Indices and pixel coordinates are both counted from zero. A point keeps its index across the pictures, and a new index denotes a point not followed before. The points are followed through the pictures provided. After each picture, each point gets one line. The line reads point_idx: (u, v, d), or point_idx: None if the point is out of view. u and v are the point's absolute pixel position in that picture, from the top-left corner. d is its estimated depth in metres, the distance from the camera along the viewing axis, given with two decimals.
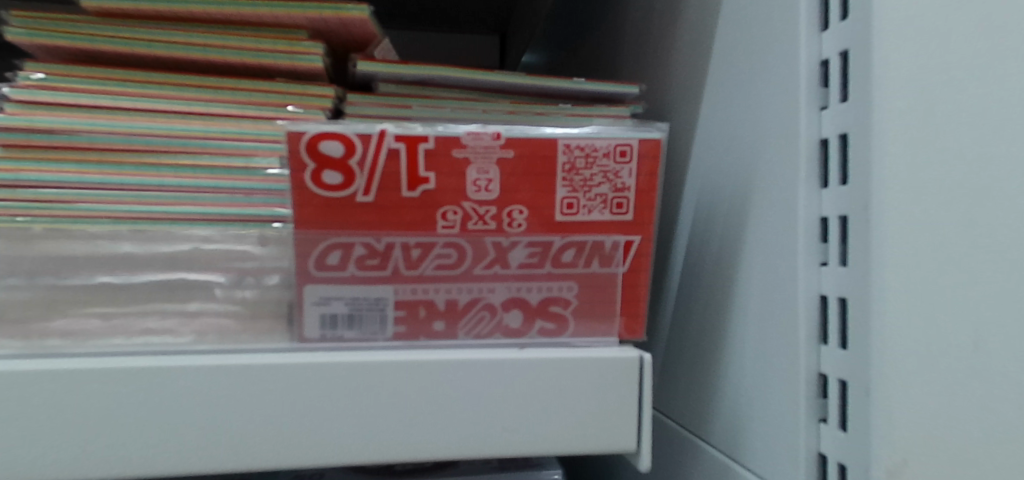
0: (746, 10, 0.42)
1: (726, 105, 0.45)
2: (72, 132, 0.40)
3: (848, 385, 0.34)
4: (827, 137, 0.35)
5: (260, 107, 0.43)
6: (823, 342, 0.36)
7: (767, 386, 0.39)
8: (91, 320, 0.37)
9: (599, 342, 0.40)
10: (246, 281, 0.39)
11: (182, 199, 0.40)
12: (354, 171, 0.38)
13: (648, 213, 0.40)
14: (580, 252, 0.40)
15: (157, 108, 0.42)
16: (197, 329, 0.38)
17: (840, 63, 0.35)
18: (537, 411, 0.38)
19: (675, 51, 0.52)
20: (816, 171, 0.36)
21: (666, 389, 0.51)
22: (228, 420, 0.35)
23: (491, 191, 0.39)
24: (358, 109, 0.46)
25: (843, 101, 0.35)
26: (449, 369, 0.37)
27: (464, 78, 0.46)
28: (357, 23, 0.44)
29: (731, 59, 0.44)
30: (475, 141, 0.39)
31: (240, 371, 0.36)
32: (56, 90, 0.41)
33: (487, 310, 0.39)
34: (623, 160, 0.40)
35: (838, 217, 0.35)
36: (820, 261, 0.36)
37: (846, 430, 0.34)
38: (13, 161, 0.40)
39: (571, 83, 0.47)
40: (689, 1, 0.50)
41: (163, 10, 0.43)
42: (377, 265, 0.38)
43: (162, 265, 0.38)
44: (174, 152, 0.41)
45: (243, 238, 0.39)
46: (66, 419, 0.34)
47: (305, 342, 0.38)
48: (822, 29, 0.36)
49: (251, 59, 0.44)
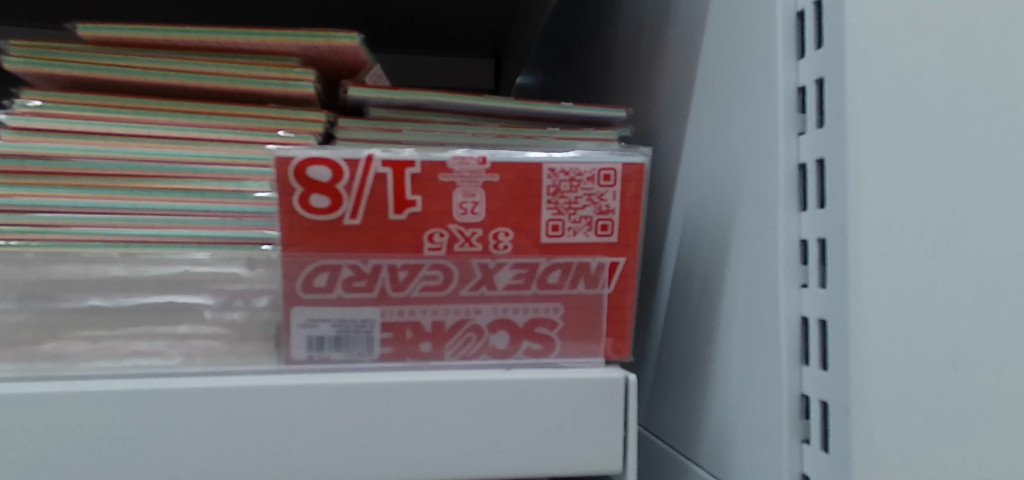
0: (728, 38, 0.43)
1: (710, 129, 0.45)
2: (67, 157, 0.41)
3: (830, 406, 0.34)
4: (804, 161, 0.36)
5: (252, 132, 0.44)
6: (805, 363, 0.36)
7: (751, 406, 0.39)
8: (81, 343, 0.38)
9: (586, 362, 0.41)
10: (235, 303, 0.40)
11: (173, 223, 0.41)
12: (342, 194, 0.39)
13: (633, 235, 0.41)
14: (565, 274, 0.40)
15: (150, 133, 0.43)
16: (186, 351, 0.39)
17: (817, 91, 0.35)
18: (523, 432, 0.38)
19: (662, 76, 0.53)
20: (794, 195, 0.36)
21: (655, 409, 0.51)
22: (213, 441, 0.36)
23: (477, 214, 0.40)
24: (350, 133, 0.46)
25: (819, 126, 0.35)
26: (433, 389, 0.37)
27: (453, 103, 0.47)
28: (349, 51, 0.45)
29: (714, 85, 0.45)
30: (461, 165, 0.39)
31: (227, 393, 0.36)
32: (51, 116, 0.42)
33: (473, 331, 0.40)
34: (607, 184, 0.40)
35: (817, 240, 0.35)
36: (800, 283, 0.36)
37: (829, 452, 0.34)
38: (9, 186, 0.41)
39: (559, 107, 0.48)
40: (674, 29, 0.51)
41: (159, 39, 0.44)
42: (364, 287, 0.39)
43: (152, 288, 0.39)
44: (166, 177, 0.42)
45: (231, 261, 0.40)
46: (55, 441, 0.35)
47: (292, 364, 0.39)
48: (799, 57, 0.37)
49: (244, 86, 0.45)
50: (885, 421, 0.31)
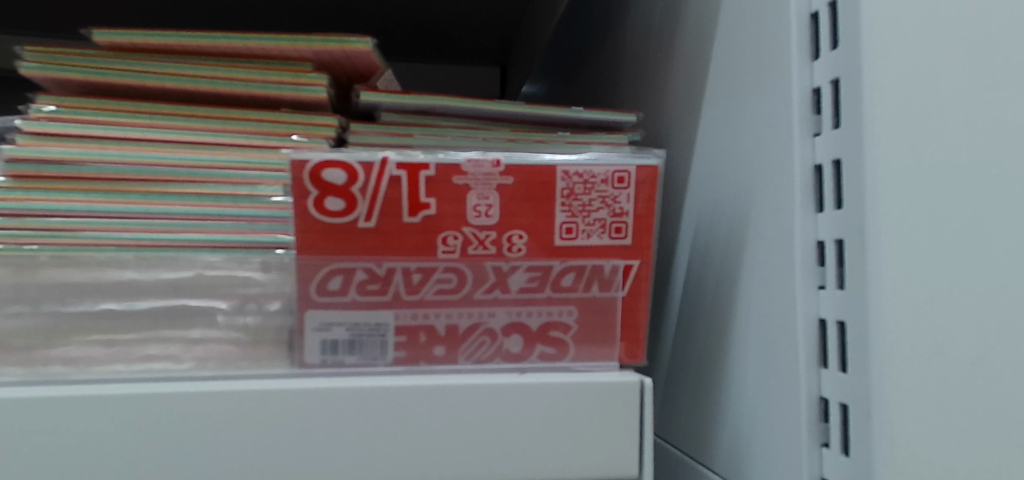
0: (740, 41, 0.43)
1: (723, 132, 0.45)
2: (82, 162, 0.41)
3: (849, 409, 0.34)
4: (820, 163, 0.36)
5: (265, 136, 0.44)
6: (823, 366, 0.36)
7: (768, 408, 0.39)
8: (94, 347, 0.38)
9: (601, 366, 0.40)
10: (247, 307, 0.40)
11: (187, 227, 0.41)
12: (357, 197, 0.39)
13: (647, 238, 0.41)
14: (579, 277, 0.40)
15: (164, 138, 0.43)
16: (198, 355, 0.38)
17: (832, 92, 0.35)
18: (537, 437, 0.38)
19: (671, 81, 0.53)
20: (811, 196, 0.36)
21: (668, 414, 0.51)
22: (226, 445, 0.36)
23: (491, 216, 0.40)
24: (362, 138, 0.46)
25: (835, 127, 0.35)
26: (448, 393, 0.37)
27: (465, 107, 0.47)
28: (362, 56, 0.45)
29: (725, 87, 0.45)
30: (475, 168, 0.39)
31: (240, 396, 0.36)
32: (66, 121, 0.42)
33: (487, 335, 0.40)
34: (621, 186, 0.40)
35: (834, 240, 0.35)
36: (817, 285, 0.36)
37: (848, 455, 0.34)
38: (24, 190, 0.41)
39: (571, 111, 0.48)
40: (684, 34, 0.51)
41: (174, 45, 0.44)
42: (378, 290, 0.39)
43: (165, 291, 0.39)
44: (180, 181, 0.42)
45: (245, 264, 0.40)
46: (69, 445, 0.35)
47: (305, 368, 0.38)
48: (813, 58, 0.37)
49: (258, 91, 0.45)
50: (908, 422, 0.31)
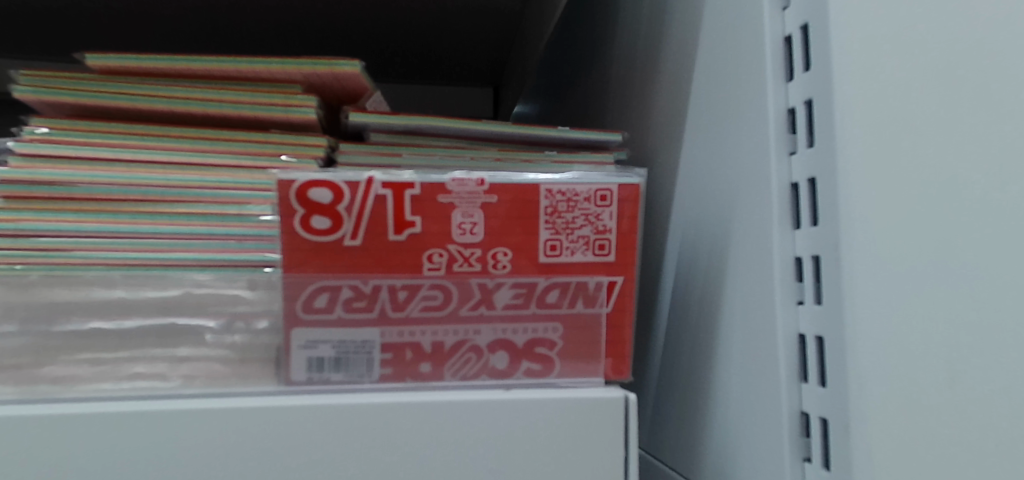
0: (719, 61, 0.44)
1: (705, 150, 0.46)
2: (73, 183, 0.42)
3: (829, 423, 0.34)
4: (797, 181, 0.37)
5: (254, 157, 0.45)
6: (803, 380, 0.36)
7: (753, 423, 0.39)
8: (81, 365, 0.38)
9: (586, 381, 0.41)
10: (236, 326, 0.40)
11: (176, 245, 0.42)
12: (342, 216, 0.39)
13: (630, 254, 0.41)
14: (564, 294, 0.41)
15: (154, 159, 0.44)
16: (186, 373, 0.39)
17: (806, 112, 0.36)
18: (522, 452, 0.38)
19: (656, 102, 0.54)
20: (788, 214, 0.37)
21: (656, 433, 0.51)
22: (210, 460, 0.36)
23: (475, 234, 0.40)
24: (351, 158, 0.47)
25: (809, 146, 0.36)
26: (432, 410, 0.37)
27: (452, 128, 0.48)
28: (351, 78, 0.46)
29: (705, 107, 0.46)
30: (459, 186, 0.40)
31: (224, 413, 0.36)
32: (57, 143, 0.43)
33: (473, 352, 0.40)
34: (603, 204, 0.41)
35: (811, 257, 0.36)
36: (796, 300, 0.37)
37: (829, 469, 0.34)
38: (16, 211, 0.42)
39: (556, 131, 0.49)
40: (668, 56, 0.52)
41: (165, 68, 0.45)
42: (364, 308, 0.39)
43: (155, 310, 0.39)
44: (169, 201, 0.43)
45: (233, 282, 0.40)
46: (54, 460, 0.35)
47: (292, 385, 0.39)
48: (788, 79, 0.38)
49: (247, 112, 0.46)
50: (886, 433, 0.31)
